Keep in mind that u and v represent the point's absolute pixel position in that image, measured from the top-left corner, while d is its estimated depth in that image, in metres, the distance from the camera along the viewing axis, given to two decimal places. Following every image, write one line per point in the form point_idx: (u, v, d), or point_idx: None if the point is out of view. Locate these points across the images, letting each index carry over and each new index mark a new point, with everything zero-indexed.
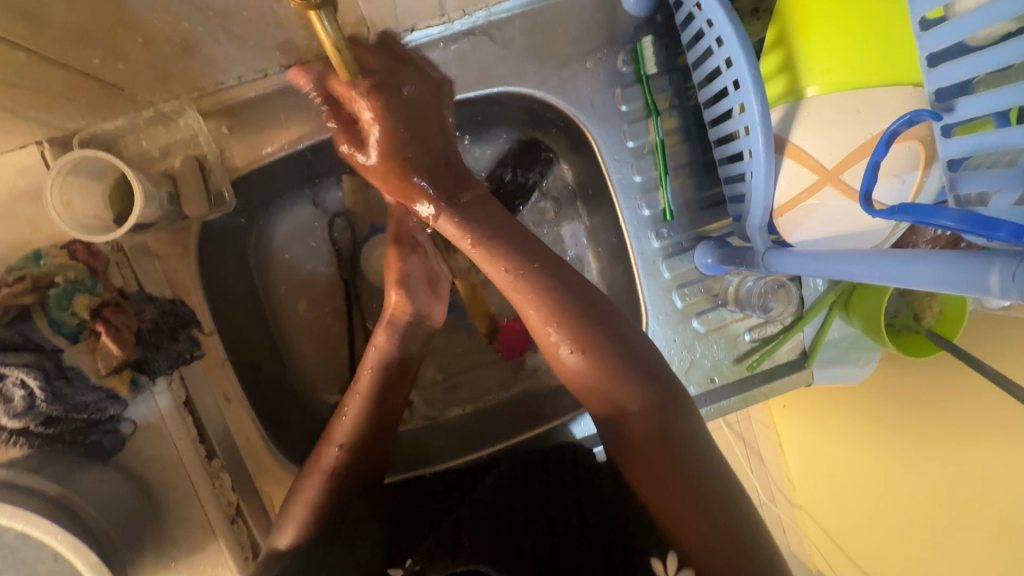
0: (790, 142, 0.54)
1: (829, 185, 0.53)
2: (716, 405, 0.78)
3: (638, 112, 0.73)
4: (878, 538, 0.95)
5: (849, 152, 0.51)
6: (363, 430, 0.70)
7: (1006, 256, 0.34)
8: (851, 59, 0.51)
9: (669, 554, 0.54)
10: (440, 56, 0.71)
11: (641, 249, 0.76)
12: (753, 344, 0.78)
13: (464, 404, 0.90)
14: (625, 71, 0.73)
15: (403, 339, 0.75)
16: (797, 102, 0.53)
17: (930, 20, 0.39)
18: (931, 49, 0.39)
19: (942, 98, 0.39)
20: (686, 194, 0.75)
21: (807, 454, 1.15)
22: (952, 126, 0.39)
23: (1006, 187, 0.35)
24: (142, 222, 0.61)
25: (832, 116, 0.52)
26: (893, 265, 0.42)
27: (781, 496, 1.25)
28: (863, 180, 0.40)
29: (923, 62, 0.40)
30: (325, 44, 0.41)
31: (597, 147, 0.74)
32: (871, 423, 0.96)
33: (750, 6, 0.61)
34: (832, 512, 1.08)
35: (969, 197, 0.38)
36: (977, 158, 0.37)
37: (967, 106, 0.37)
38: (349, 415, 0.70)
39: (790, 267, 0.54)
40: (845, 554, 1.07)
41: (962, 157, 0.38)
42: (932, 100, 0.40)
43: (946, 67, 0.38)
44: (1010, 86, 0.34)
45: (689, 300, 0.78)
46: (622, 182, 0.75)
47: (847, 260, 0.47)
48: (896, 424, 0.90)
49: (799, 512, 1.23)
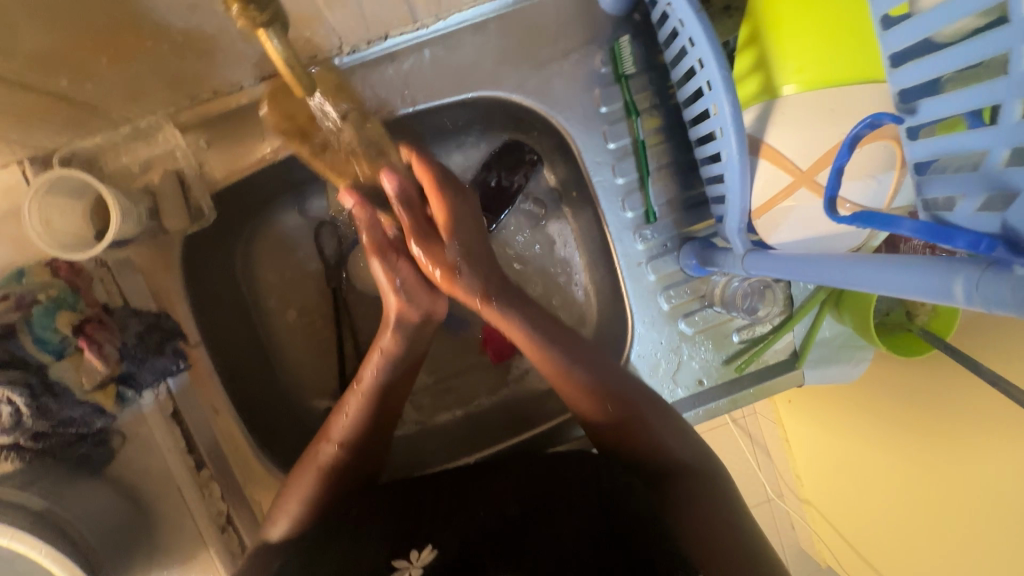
0: (765, 143, 0.53)
1: (804, 187, 0.52)
2: (705, 407, 0.77)
3: (618, 113, 0.72)
4: (887, 530, 0.93)
5: (824, 152, 0.50)
6: (363, 432, 0.67)
7: (970, 264, 0.32)
8: (823, 56, 0.49)
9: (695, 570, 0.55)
10: (416, 62, 0.70)
11: (624, 252, 0.75)
12: (741, 345, 0.77)
13: (455, 408, 0.90)
14: (604, 71, 0.72)
15: (408, 339, 0.67)
16: (770, 101, 0.52)
17: (891, 16, 0.37)
18: (894, 47, 0.37)
19: (907, 98, 0.38)
20: (670, 194, 0.74)
21: (812, 450, 1.13)
22: (918, 126, 0.38)
23: (971, 192, 0.34)
24: (121, 238, 0.62)
25: (805, 115, 0.50)
26: (865, 264, 0.41)
27: (788, 492, 1.24)
28: (829, 183, 0.41)
29: (887, 60, 0.38)
30: (277, 64, 0.42)
31: (578, 149, 0.73)
32: (877, 418, 0.94)
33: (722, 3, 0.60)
34: (839, 507, 1.06)
35: (935, 202, 0.37)
36: (943, 161, 0.36)
37: (931, 106, 0.36)
38: (349, 414, 0.67)
39: (766, 270, 0.53)
40: (849, 545, 1.06)
41: (928, 160, 0.37)
42: (897, 100, 0.38)
43: (909, 67, 0.36)
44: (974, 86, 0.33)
45: (676, 301, 0.77)
46: (604, 185, 0.74)
47: (830, 265, 0.45)
48: (898, 419, 0.89)
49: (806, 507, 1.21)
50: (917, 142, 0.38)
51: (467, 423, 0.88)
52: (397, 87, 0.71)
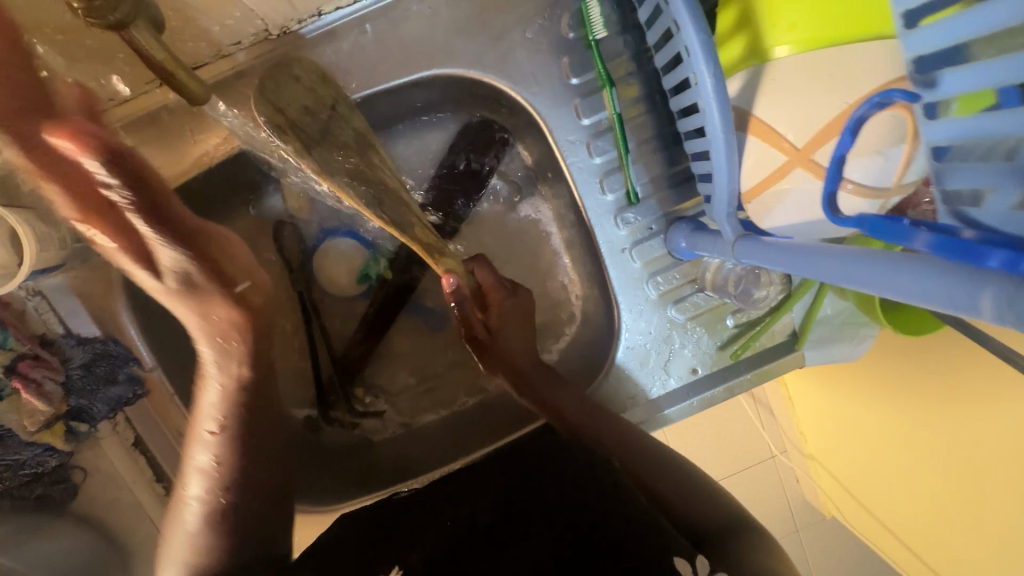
0: (754, 115, 0.46)
1: (799, 167, 0.45)
2: (701, 397, 0.72)
3: (591, 84, 0.64)
4: (903, 499, 0.87)
5: (822, 125, 0.43)
6: (244, 464, 0.67)
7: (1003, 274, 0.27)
8: (821, 8, 0.42)
9: (698, 557, 0.56)
10: (358, 40, 0.62)
11: (605, 238, 0.69)
12: (736, 329, 0.72)
13: (440, 408, 0.86)
14: (572, 37, 0.64)
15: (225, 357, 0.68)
16: (760, 66, 0.45)
17: None
18: (909, 5, 0.30)
19: (924, 69, 0.31)
20: (653, 171, 0.67)
21: (813, 414, 1.07)
22: (937, 103, 0.32)
23: (1002, 186, 0.28)
24: (43, 266, 0.58)
25: (799, 81, 0.43)
26: (871, 268, 0.34)
27: (792, 449, 1.17)
28: (829, 176, 0.41)
29: (899, 20, 0.31)
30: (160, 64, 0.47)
31: (548, 128, 0.66)
32: (881, 385, 0.86)
33: None
34: (854, 476, 0.99)
35: (959, 194, 0.31)
36: (963, 146, 0.31)
37: (954, 80, 0.30)
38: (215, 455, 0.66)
39: (760, 260, 0.48)
40: (884, 527, 0.96)
41: (948, 145, 0.32)
42: (912, 71, 0.32)
43: (925, 31, 0.30)
44: (1011, 57, 0.27)
45: (665, 288, 0.71)
46: (579, 167, 0.67)
47: (835, 262, 0.39)
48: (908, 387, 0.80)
49: (810, 462, 1.13)
50: (936, 122, 0.32)
51: (452, 426, 0.84)
52: (340, 71, 0.63)
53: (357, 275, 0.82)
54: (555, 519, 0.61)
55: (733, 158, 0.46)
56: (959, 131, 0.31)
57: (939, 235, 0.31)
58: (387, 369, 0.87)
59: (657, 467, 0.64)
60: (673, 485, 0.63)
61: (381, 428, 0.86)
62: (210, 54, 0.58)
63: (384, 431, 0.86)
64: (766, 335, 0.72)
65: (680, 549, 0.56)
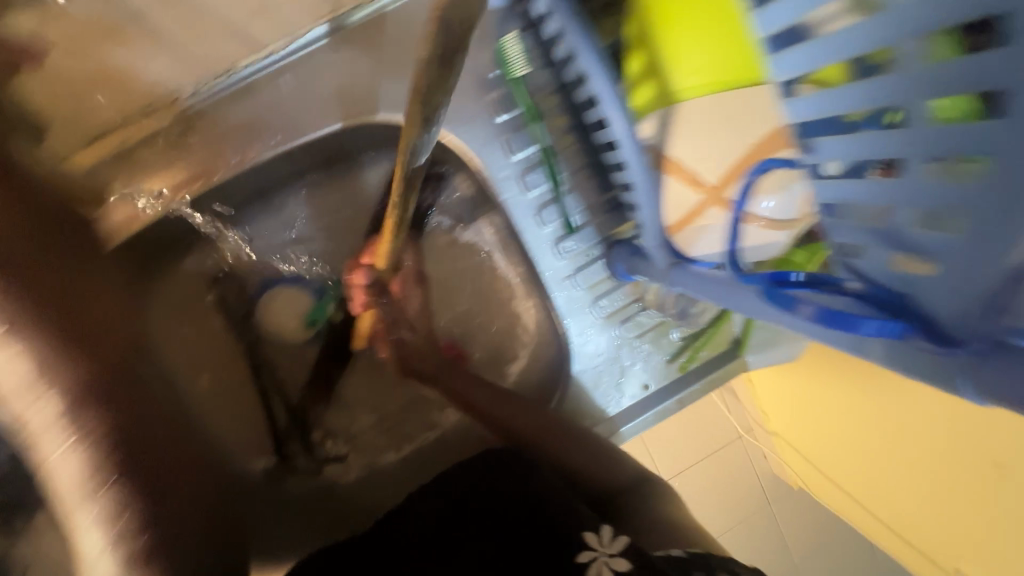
0: (669, 155, 0.48)
1: (715, 204, 0.47)
2: (655, 410, 0.75)
3: (518, 120, 0.66)
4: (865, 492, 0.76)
5: (732, 165, 0.46)
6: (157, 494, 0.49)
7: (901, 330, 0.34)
8: (720, 55, 0.44)
9: (603, 526, 0.50)
10: (275, 91, 0.62)
11: (547, 267, 0.70)
12: (682, 342, 0.74)
13: (402, 446, 0.85)
14: (493, 76, 0.65)
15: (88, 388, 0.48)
16: (670, 109, 0.47)
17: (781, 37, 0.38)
18: (791, 75, 0.38)
19: (812, 132, 0.39)
20: (590, 198, 0.68)
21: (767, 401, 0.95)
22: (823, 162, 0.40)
23: (878, 246, 0.37)
24: None
25: (707, 125, 0.46)
26: (775, 316, 0.40)
27: (758, 428, 1.02)
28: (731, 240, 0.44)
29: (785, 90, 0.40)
30: None
31: (480, 166, 0.67)
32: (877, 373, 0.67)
33: None
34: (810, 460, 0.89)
35: (846, 247, 0.40)
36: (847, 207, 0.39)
37: (832, 148, 0.38)
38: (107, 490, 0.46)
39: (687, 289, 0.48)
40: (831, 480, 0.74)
41: (835, 202, 0.39)
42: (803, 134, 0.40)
43: (808, 101, 0.38)
44: (878, 135, 0.35)
45: (610, 309, 0.72)
46: (514, 202, 0.68)
47: (738, 299, 0.43)
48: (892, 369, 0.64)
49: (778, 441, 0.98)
50: (822, 183, 0.40)
51: (416, 461, 0.84)
52: (259, 123, 0.62)
53: (305, 321, 0.80)
54: (481, 514, 0.55)
55: (653, 197, 0.48)
56: (839, 193, 0.39)
57: (821, 310, 0.37)
58: (345, 411, 0.85)
59: (584, 449, 0.64)
60: (588, 454, 0.64)
61: (343, 472, 0.84)
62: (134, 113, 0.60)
63: (347, 475, 0.84)
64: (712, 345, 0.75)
65: (589, 520, 0.52)
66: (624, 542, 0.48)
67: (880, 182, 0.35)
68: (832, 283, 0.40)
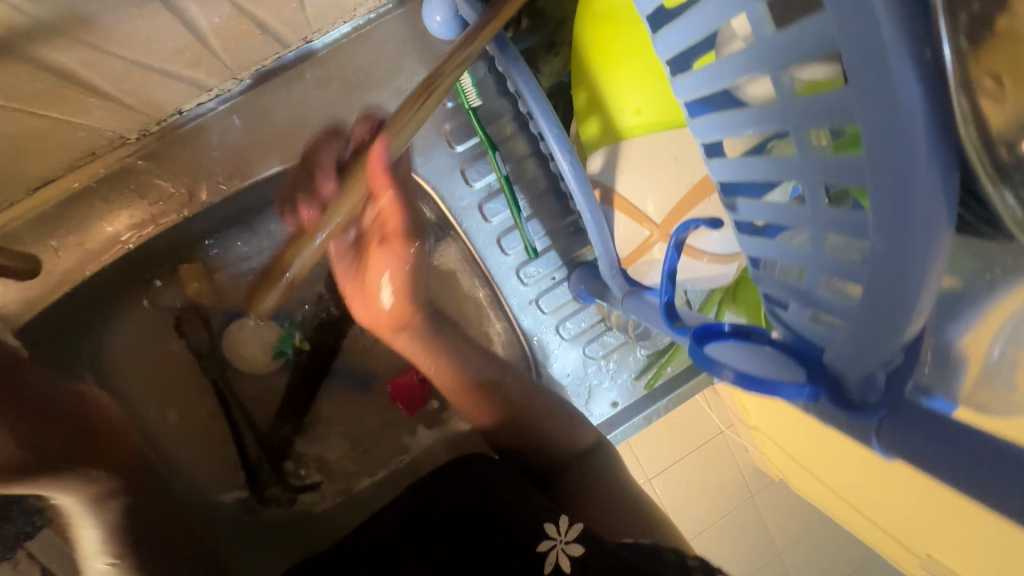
0: (617, 192, 0.49)
1: (662, 240, 0.49)
2: (626, 427, 0.76)
3: (475, 149, 0.66)
4: None
5: (677, 201, 0.48)
6: None
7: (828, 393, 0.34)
8: (657, 96, 0.46)
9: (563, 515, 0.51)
10: (226, 129, 0.63)
11: (512, 293, 0.71)
12: (648, 359, 0.75)
13: (377, 469, 0.85)
14: (451, 107, 0.65)
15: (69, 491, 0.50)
16: (616, 145, 0.48)
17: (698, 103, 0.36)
18: (706, 139, 0.37)
19: (730, 194, 0.38)
20: (551, 223, 0.68)
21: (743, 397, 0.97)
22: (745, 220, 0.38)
23: (796, 303, 0.36)
24: None
25: (650, 162, 0.47)
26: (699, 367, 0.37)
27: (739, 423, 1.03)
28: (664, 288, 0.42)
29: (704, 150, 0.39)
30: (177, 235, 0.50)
31: (439, 196, 0.67)
32: None
33: (544, 41, 0.58)
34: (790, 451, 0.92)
35: (772, 295, 0.39)
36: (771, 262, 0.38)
37: (748, 209, 0.36)
38: None
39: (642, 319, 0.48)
40: (802, 474, 0.82)
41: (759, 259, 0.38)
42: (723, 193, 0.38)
43: (721, 165, 0.36)
44: (779, 207, 0.33)
45: (576, 331, 0.73)
46: (475, 231, 0.68)
47: None
48: None
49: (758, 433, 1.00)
50: (745, 239, 0.39)
51: (393, 483, 0.84)
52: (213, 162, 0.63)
53: (272, 352, 0.80)
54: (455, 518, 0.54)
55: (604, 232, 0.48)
56: (763, 250, 0.37)
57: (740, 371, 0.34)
58: (319, 438, 0.85)
59: (553, 418, 0.62)
60: (559, 423, 0.62)
61: (319, 501, 0.83)
62: (78, 159, 0.58)
63: (322, 504, 0.83)
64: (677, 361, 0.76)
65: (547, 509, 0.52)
66: (577, 529, 0.50)
67: (790, 249, 0.34)
68: (759, 332, 0.39)
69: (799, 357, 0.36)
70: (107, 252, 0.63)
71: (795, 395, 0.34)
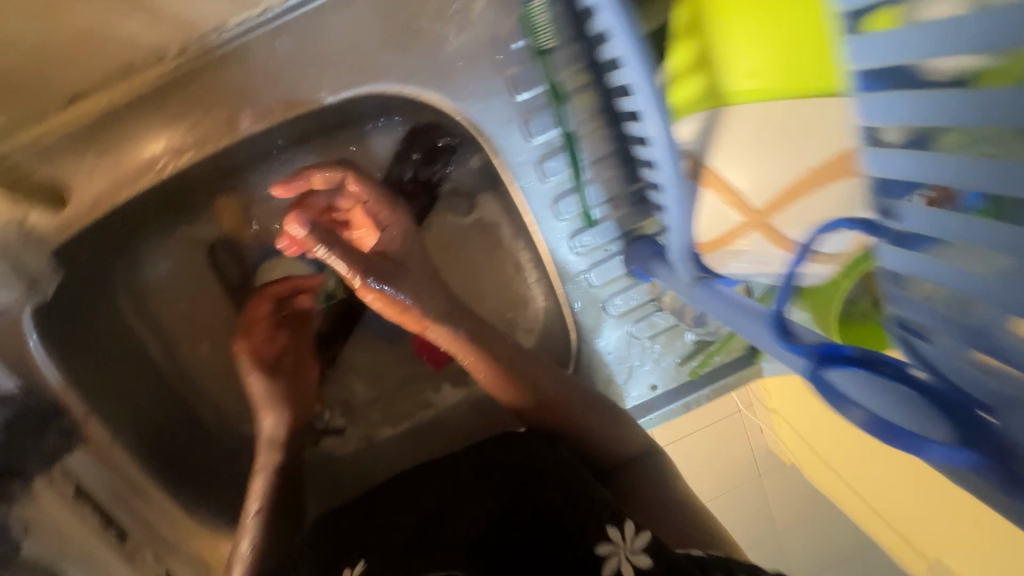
0: (707, 167, 0.43)
1: (757, 232, 0.42)
2: (662, 412, 0.72)
3: (541, 98, 0.59)
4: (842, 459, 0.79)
5: (785, 186, 0.41)
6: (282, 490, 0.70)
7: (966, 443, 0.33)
8: (779, 55, 0.39)
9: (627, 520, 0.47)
10: (268, 55, 0.57)
11: (561, 262, 0.66)
12: (695, 344, 0.71)
13: (399, 421, 0.85)
14: (517, 47, 0.58)
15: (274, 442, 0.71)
16: (716, 110, 0.42)
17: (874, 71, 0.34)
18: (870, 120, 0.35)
19: (894, 191, 0.35)
20: (613, 190, 0.62)
21: None
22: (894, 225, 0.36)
23: (970, 337, 0.34)
24: None
25: (754, 135, 0.40)
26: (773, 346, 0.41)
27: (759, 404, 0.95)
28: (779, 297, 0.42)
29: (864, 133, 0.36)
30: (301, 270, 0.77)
31: (495, 148, 0.60)
32: None
33: None
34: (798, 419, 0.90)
35: (915, 325, 0.39)
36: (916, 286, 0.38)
37: (913, 213, 0.34)
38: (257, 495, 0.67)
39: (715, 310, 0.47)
40: (833, 472, 0.78)
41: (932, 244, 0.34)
42: (881, 191, 0.36)
43: (890, 156, 0.34)
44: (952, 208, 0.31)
45: (624, 307, 0.69)
46: (530, 189, 0.61)
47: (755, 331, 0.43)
48: None
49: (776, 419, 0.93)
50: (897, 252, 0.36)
51: (415, 436, 0.83)
52: (254, 94, 0.58)
53: (306, 292, 0.79)
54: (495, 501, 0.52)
55: (686, 211, 0.44)
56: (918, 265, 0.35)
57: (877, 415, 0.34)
58: (346, 385, 0.84)
59: (600, 414, 0.62)
60: (602, 422, 0.62)
61: (339, 445, 0.84)
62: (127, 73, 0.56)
63: (343, 448, 0.84)
64: (727, 349, 0.71)
65: (608, 508, 0.49)
66: (645, 540, 0.45)
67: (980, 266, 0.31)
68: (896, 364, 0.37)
69: (945, 404, 0.35)
70: (142, 176, 0.59)
71: (942, 458, 0.32)
